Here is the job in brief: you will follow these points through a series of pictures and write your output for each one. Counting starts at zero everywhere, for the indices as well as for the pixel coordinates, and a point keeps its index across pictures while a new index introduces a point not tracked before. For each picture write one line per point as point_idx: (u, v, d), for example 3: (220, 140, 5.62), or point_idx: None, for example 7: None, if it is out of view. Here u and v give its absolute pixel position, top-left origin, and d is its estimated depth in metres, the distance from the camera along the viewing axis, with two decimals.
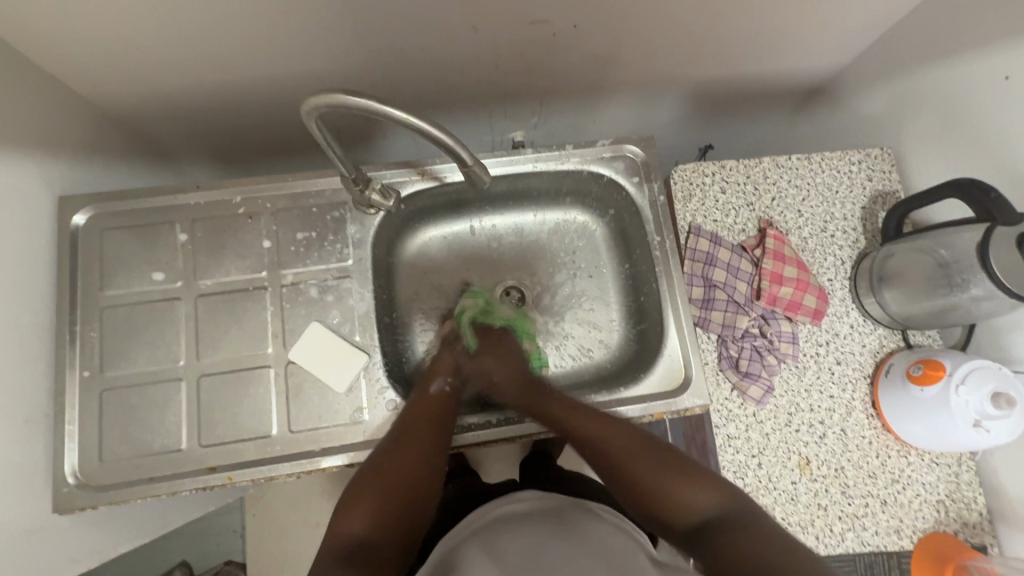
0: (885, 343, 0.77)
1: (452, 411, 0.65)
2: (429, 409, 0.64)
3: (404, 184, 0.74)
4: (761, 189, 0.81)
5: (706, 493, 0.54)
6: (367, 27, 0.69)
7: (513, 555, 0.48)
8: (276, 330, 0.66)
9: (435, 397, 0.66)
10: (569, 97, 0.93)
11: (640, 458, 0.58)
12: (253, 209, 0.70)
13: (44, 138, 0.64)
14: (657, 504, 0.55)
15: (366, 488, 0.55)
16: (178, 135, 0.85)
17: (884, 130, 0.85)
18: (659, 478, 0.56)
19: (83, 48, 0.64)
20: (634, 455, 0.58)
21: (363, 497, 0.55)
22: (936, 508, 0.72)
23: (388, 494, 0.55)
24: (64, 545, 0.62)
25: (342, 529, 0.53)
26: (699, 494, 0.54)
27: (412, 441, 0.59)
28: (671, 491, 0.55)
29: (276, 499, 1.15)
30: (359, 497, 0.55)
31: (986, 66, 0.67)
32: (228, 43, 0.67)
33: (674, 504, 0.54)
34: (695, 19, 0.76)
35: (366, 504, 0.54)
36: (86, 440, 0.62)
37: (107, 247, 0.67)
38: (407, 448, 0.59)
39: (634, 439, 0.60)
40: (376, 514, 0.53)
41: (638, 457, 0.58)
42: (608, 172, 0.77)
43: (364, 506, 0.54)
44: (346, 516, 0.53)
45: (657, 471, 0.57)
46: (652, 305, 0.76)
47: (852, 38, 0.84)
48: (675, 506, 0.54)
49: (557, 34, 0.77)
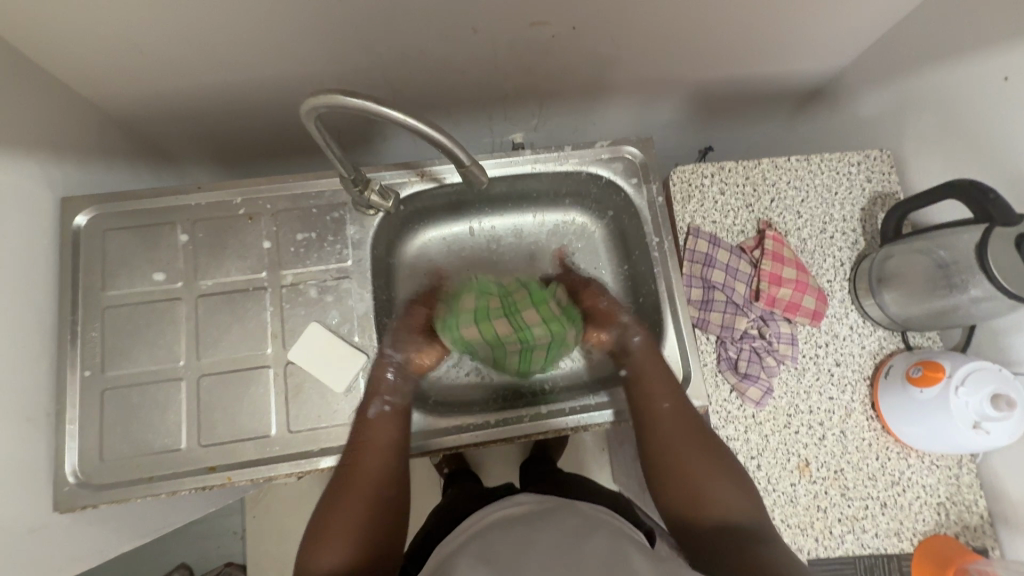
0: (884, 344, 0.76)
1: (402, 436, 0.64)
2: (378, 434, 0.62)
3: (403, 185, 0.74)
4: (759, 190, 0.81)
5: (737, 493, 0.59)
6: (367, 29, 0.70)
7: (511, 558, 0.48)
8: (276, 330, 0.67)
9: (378, 421, 0.63)
10: (568, 99, 0.93)
11: (691, 443, 0.63)
12: (254, 209, 0.70)
13: (46, 139, 0.64)
14: (685, 483, 0.60)
15: (336, 515, 0.57)
16: (180, 137, 0.85)
17: (883, 132, 0.85)
18: (701, 464, 0.61)
19: (86, 50, 0.65)
20: (685, 436, 0.64)
21: (335, 525, 0.56)
22: (936, 510, 0.72)
23: (351, 523, 0.56)
24: (64, 544, 0.62)
25: (315, 561, 0.54)
26: (730, 494, 0.58)
27: (360, 475, 0.59)
28: (704, 482, 0.60)
29: (276, 499, 1.15)
30: (333, 526, 0.56)
31: (984, 67, 0.67)
32: (229, 45, 0.68)
33: (703, 497, 0.59)
34: (694, 21, 0.76)
35: (338, 534, 0.55)
36: (87, 439, 0.62)
37: (109, 247, 0.67)
38: (359, 479, 0.59)
39: (692, 425, 0.65)
40: (349, 543, 0.55)
41: (692, 440, 0.63)
42: (607, 173, 0.78)
43: (338, 536, 0.55)
44: (320, 546, 0.55)
45: (698, 459, 0.61)
46: (651, 305, 0.76)
47: (851, 40, 0.84)
48: (703, 498, 0.59)
49: (557, 35, 0.77)
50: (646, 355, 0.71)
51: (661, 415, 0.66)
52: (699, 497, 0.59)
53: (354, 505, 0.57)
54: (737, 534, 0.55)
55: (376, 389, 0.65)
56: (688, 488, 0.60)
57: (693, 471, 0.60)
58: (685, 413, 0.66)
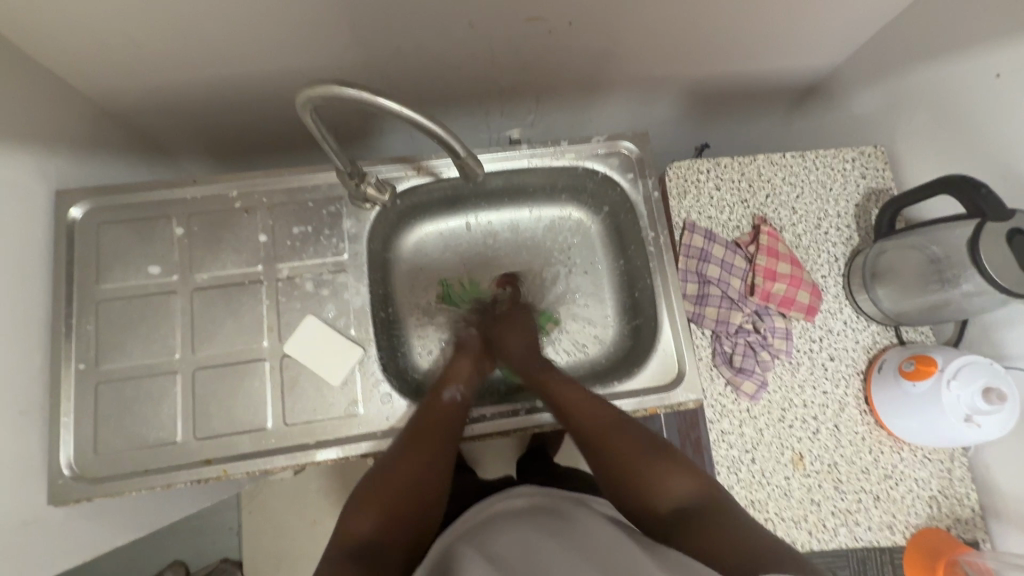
0: (878, 339, 0.77)
1: (462, 422, 0.65)
2: (445, 414, 0.64)
3: (400, 179, 0.74)
4: (755, 186, 0.81)
5: (678, 477, 0.56)
6: (363, 23, 0.70)
7: (509, 549, 0.49)
8: (272, 324, 0.67)
9: (445, 404, 0.65)
10: (565, 95, 0.93)
11: (622, 440, 0.59)
12: (250, 203, 0.70)
13: (41, 133, 0.64)
14: (627, 481, 0.57)
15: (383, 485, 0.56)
16: (175, 131, 0.85)
17: (878, 128, 0.85)
18: (636, 460, 0.57)
19: (81, 43, 0.64)
20: (615, 436, 0.60)
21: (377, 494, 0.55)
22: (928, 503, 0.72)
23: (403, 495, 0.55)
24: (61, 537, 0.62)
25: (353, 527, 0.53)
26: (673, 478, 0.56)
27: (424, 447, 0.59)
28: (647, 472, 0.56)
29: (273, 495, 1.15)
30: (373, 497, 0.55)
31: (977, 64, 0.67)
32: (225, 39, 0.68)
33: (650, 489, 0.55)
34: (689, 17, 0.77)
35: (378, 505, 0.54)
36: (82, 433, 0.62)
37: (103, 241, 0.67)
38: (419, 455, 0.58)
39: (614, 422, 0.61)
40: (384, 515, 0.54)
41: (620, 436, 0.60)
42: (603, 168, 0.78)
43: (376, 507, 0.54)
44: (356, 516, 0.54)
45: (634, 455, 0.58)
46: (647, 300, 0.77)
47: (846, 36, 0.84)
48: (650, 489, 0.55)
49: (554, 31, 0.77)
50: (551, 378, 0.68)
51: (581, 420, 0.62)
52: (648, 490, 0.55)
53: (405, 480, 0.56)
54: (697, 515, 0.52)
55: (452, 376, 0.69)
56: (634, 486, 0.56)
57: (632, 472, 0.57)
58: (608, 414, 0.62)
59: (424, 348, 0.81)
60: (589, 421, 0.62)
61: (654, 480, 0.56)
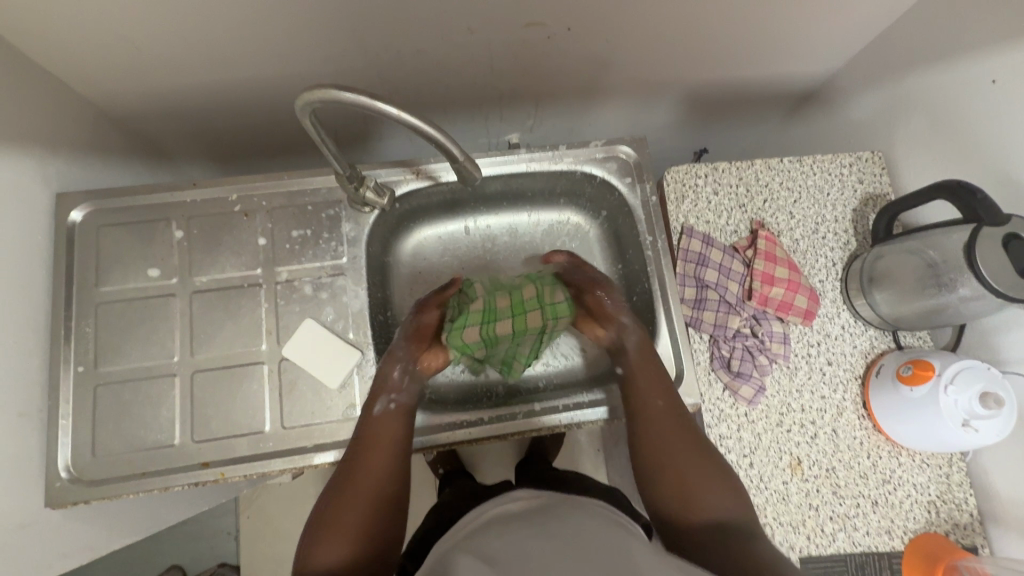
0: (875, 344, 0.77)
1: (405, 432, 0.62)
2: (383, 429, 0.61)
3: (399, 183, 0.74)
4: (752, 191, 0.81)
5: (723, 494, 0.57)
6: (364, 28, 0.70)
7: (507, 554, 0.48)
8: (270, 327, 0.67)
9: (382, 417, 0.62)
10: (564, 100, 0.94)
11: (679, 442, 0.61)
12: (249, 206, 0.70)
13: (42, 136, 0.65)
14: (671, 484, 0.59)
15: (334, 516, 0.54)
16: (176, 135, 0.86)
17: (875, 134, 0.86)
18: (689, 467, 0.59)
19: (83, 47, 0.65)
20: (676, 440, 0.61)
21: (329, 526, 0.54)
22: (926, 508, 0.72)
23: (357, 524, 0.54)
24: (58, 540, 0.62)
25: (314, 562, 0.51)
26: (717, 494, 0.57)
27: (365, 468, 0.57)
28: (693, 483, 0.58)
29: (270, 499, 1.15)
30: (325, 529, 0.54)
31: (972, 70, 0.68)
32: (225, 43, 0.69)
33: (691, 499, 0.57)
34: (687, 23, 0.77)
35: (335, 537, 0.53)
36: (80, 435, 0.62)
37: (103, 243, 0.68)
38: (361, 478, 0.57)
39: (679, 423, 0.63)
40: (342, 542, 0.52)
41: (679, 440, 0.61)
42: (601, 173, 0.78)
43: (331, 538, 0.53)
44: (314, 552, 0.52)
45: (688, 462, 0.60)
46: (645, 304, 0.77)
47: (843, 43, 0.85)
48: (692, 497, 0.58)
49: (552, 36, 0.78)
50: (637, 359, 0.68)
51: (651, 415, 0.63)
52: (687, 498, 0.58)
53: (354, 508, 0.55)
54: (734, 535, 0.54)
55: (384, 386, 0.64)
56: (677, 491, 0.58)
57: (680, 477, 0.59)
58: (674, 415, 0.63)
59: None
60: (654, 416, 0.63)
61: (698, 491, 0.58)
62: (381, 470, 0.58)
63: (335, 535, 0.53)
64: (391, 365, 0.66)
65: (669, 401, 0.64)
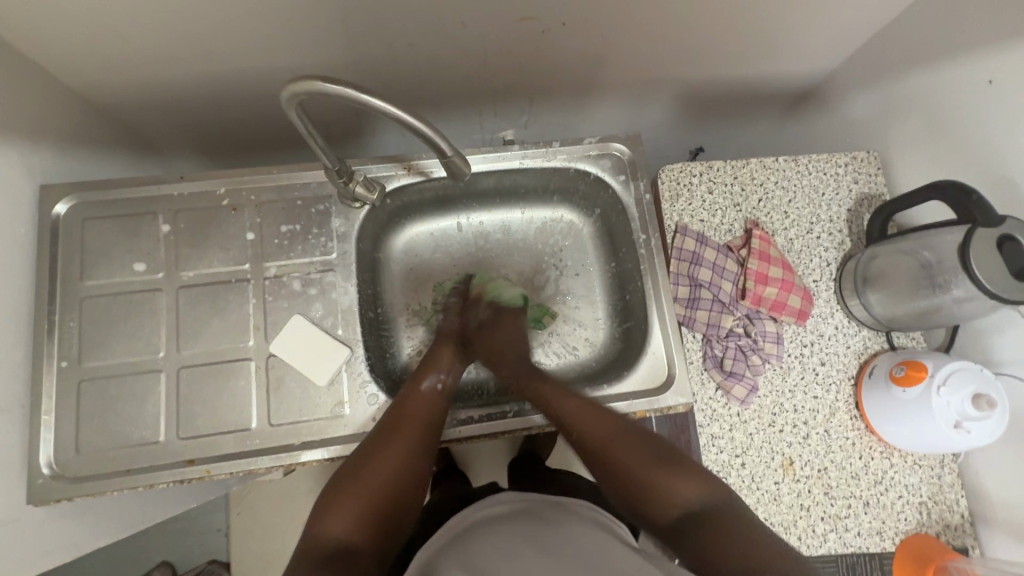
0: (869, 344, 0.77)
1: (441, 413, 0.64)
2: (421, 404, 0.63)
3: (390, 178, 0.74)
4: (747, 190, 0.81)
5: (682, 482, 0.54)
6: (355, 21, 0.69)
7: (494, 558, 0.48)
8: (258, 323, 0.66)
9: (425, 395, 0.64)
10: (558, 96, 0.93)
11: (621, 450, 0.58)
12: (237, 201, 0.69)
13: (25, 127, 0.63)
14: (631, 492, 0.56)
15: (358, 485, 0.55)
16: (165, 127, 0.84)
17: (870, 133, 0.86)
18: (639, 470, 0.56)
19: (68, 37, 0.64)
20: (617, 446, 0.58)
21: (353, 494, 0.54)
22: (918, 509, 0.72)
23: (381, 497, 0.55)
24: (40, 537, 0.61)
25: (324, 526, 0.52)
26: (677, 485, 0.54)
27: (399, 439, 0.59)
28: (649, 484, 0.55)
29: (261, 496, 1.14)
30: (346, 493, 0.54)
31: (969, 69, 0.67)
32: (214, 35, 0.67)
33: (653, 499, 0.54)
34: (682, 19, 0.77)
35: (354, 504, 0.53)
36: (63, 431, 0.61)
37: (88, 237, 0.66)
38: (393, 447, 0.58)
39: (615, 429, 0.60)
40: (360, 513, 0.53)
41: (619, 447, 0.58)
42: (595, 170, 0.78)
43: (349, 505, 0.53)
44: (331, 517, 0.53)
45: (638, 463, 0.57)
46: (638, 303, 0.77)
47: (839, 41, 0.84)
48: (653, 499, 0.55)
49: (547, 31, 0.77)
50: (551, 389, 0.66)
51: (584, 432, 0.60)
52: (651, 502, 0.54)
53: (380, 479, 0.56)
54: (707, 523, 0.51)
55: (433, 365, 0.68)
56: (637, 500, 0.55)
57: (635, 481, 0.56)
58: (611, 419, 0.61)
59: (411, 346, 0.81)
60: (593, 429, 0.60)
61: (657, 487, 0.54)
62: (415, 446, 0.59)
63: (352, 502, 0.53)
64: (443, 348, 0.72)
65: (596, 413, 0.61)
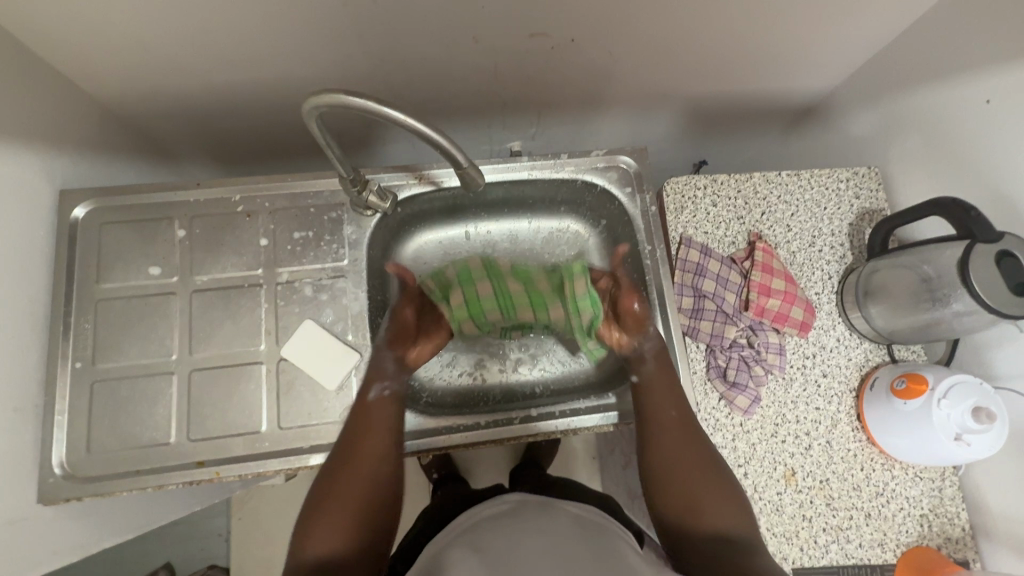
0: (870, 357, 0.78)
1: (398, 419, 0.63)
2: (370, 416, 0.62)
3: (401, 187, 0.75)
4: (751, 203, 0.82)
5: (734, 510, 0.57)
6: (370, 34, 0.71)
7: (501, 554, 0.49)
8: (270, 327, 0.67)
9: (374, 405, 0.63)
10: (566, 109, 0.95)
11: (693, 459, 0.61)
12: (252, 207, 0.71)
13: (47, 132, 0.65)
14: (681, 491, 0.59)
15: (326, 504, 0.54)
16: (180, 134, 0.86)
17: (871, 150, 0.87)
18: (699, 484, 0.59)
19: (91, 46, 0.66)
20: (689, 454, 0.61)
21: (321, 517, 0.53)
22: (919, 522, 0.73)
23: (352, 512, 0.55)
24: (49, 537, 0.62)
25: (303, 550, 0.52)
26: (729, 510, 0.57)
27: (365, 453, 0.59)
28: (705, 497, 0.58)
29: (263, 501, 1.14)
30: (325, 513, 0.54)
31: (967, 89, 0.69)
32: (233, 46, 0.69)
33: (701, 511, 0.57)
34: (688, 37, 0.79)
35: (326, 522, 0.53)
36: (75, 432, 0.62)
37: (105, 240, 0.68)
38: (360, 461, 0.58)
39: (695, 438, 0.63)
40: (342, 531, 0.53)
41: (693, 456, 0.61)
42: (601, 182, 0.79)
43: (332, 523, 0.53)
44: (310, 537, 0.52)
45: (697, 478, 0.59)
46: (643, 313, 0.78)
47: (841, 60, 0.86)
48: (702, 511, 0.57)
49: (556, 46, 0.79)
50: (655, 373, 0.68)
51: (667, 428, 0.63)
52: (700, 510, 0.57)
53: (350, 498, 0.55)
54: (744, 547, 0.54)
55: (376, 373, 0.65)
56: (686, 504, 0.58)
57: (690, 489, 0.59)
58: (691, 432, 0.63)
59: None
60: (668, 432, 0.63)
61: (710, 504, 0.57)
62: (372, 458, 0.58)
63: (326, 519, 0.53)
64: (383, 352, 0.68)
65: (684, 419, 0.64)
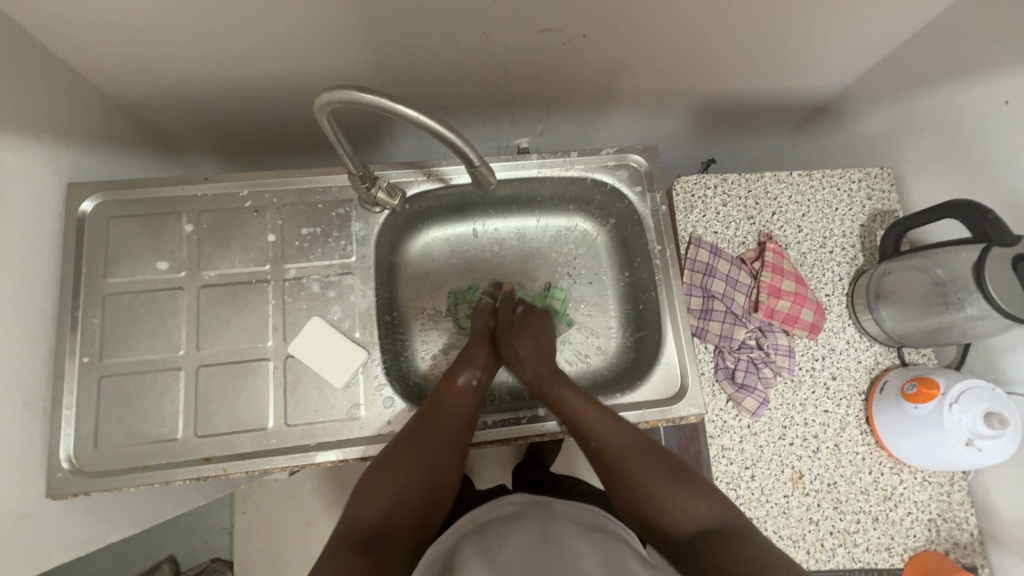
0: (880, 360, 0.77)
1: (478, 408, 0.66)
2: (456, 402, 0.64)
3: (410, 184, 0.74)
4: (761, 203, 0.82)
5: (701, 502, 0.56)
6: (380, 29, 0.70)
7: (508, 556, 0.49)
8: (277, 323, 0.67)
9: (462, 391, 0.66)
10: (575, 106, 0.94)
11: (641, 464, 0.59)
12: (260, 203, 0.70)
13: (55, 126, 0.65)
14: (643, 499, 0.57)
15: (392, 472, 0.56)
16: (188, 128, 0.86)
17: (884, 150, 0.86)
18: (657, 486, 0.57)
19: (99, 39, 0.65)
20: (636, 459, 0.59)
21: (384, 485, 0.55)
22: (926, 526, 0.72)
23: (413, 482, 0.57)
24: (57, 530, 0.62)
25: (357, 512, 0.54)
26: (696, 503, 0.56)
27: (437, 431, 0.61)
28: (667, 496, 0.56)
29: (268, 495, 1.14)
30: (386, 477, 0.56)
31: (985, 90, 0.68)
32: (241, 39, 0.69)
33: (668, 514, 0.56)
34: (701, 34, 0.78)
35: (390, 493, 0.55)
36: (83, 426, 0.62)
37: (113, 235, 0.68)
38: (431, 437, 0.60)
39: (635, 443, 0.60)
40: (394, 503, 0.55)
41: (641, 458, 0.59)
42: (611, 180, 0.78)
43: (388, 487, 0.55)
44: (365, 500, 0.55)
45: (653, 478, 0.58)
46: (651, 313, 0.77)
47: (855, 58, 0.85)
48: (670, 508, 0.56)
49: (567, 43, 0.78)
50: (572, 398, 0.65)
51: (602, 447, 0.61)
52: (666, 514, 0.56)
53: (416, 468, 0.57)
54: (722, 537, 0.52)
55: (469, 364, 0.69)
56: (653, 508, 0.56)
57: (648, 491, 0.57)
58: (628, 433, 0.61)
59: (425, 349, 0.81)
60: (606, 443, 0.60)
61: (675, 505, 0.56)
62: (447, 445, 0.60)
63: (383, 491, 0.55)
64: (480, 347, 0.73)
65: (615, 426, 0.61)
